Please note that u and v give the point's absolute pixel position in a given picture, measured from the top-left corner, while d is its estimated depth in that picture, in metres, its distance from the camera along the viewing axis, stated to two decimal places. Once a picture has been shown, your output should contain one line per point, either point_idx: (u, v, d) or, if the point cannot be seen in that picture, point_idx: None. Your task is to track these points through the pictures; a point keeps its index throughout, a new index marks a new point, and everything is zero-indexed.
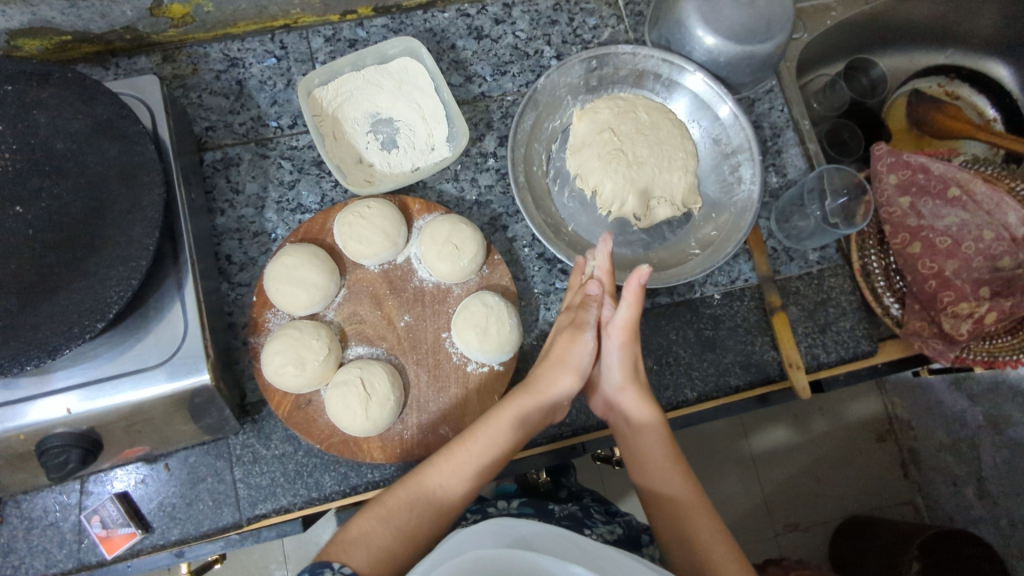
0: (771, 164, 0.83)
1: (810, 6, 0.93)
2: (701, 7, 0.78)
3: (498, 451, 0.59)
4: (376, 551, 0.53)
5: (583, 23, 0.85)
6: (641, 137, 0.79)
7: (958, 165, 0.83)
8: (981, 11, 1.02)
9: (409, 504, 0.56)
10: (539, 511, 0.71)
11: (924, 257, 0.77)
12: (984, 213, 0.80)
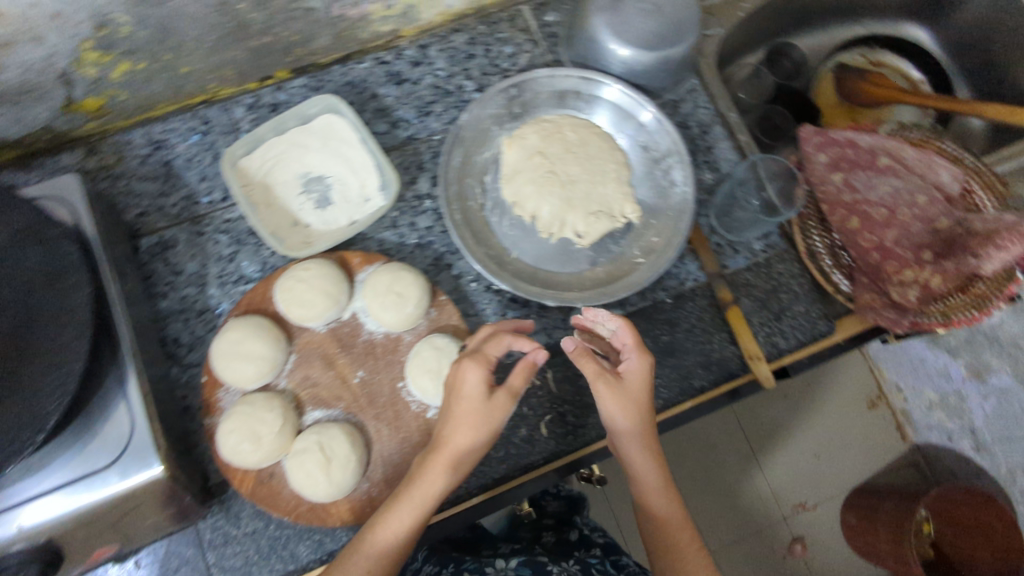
0: (704, 161, 0.84)
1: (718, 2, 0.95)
2: (610, 22, 0.79)
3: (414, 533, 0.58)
4: None
5: (499, 53, 0.86)
6: (571, 156, 0.80)
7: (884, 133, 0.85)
8: None
9: None
10: (539, 569, 0.78)
11: (863, 231, 0.78)
12: (914, 175, 0.81)
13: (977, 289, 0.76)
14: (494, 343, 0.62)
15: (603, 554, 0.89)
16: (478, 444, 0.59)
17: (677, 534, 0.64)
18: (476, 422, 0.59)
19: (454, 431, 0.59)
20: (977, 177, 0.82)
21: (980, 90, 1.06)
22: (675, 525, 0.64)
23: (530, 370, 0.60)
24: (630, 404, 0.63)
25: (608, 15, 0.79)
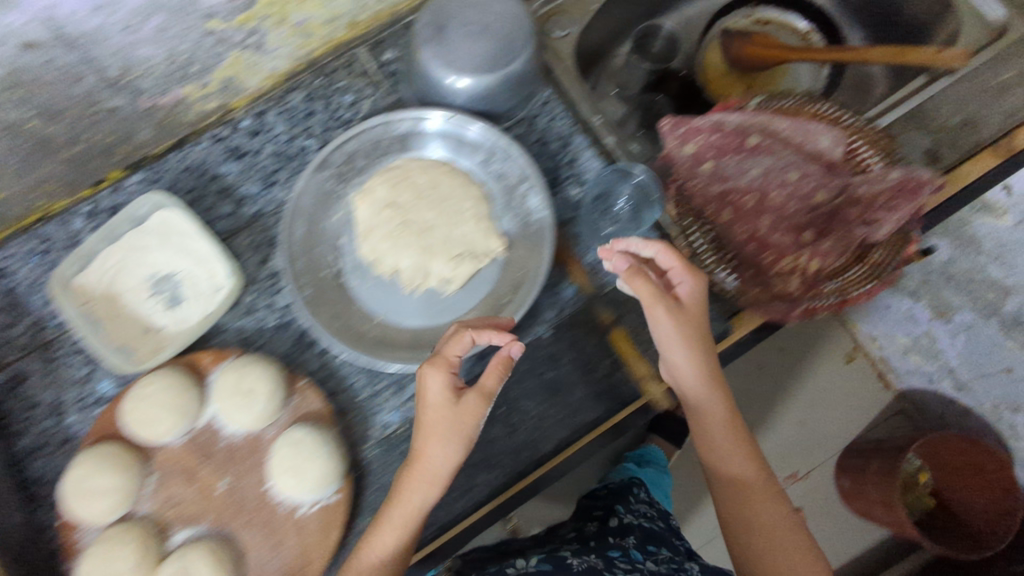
0: (567, 177, 0.79)
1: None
2: (439, 55, 0.74)
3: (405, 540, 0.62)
4: None
5: (339, 104, 0.82)
6: (423, 201, 0.76)
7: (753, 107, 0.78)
8: None
9: None
10: (556, 565, 0.81)
11: (736, 222, 0.72)
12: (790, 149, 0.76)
13: (874, 258, 0.72)
14: (455, 344, 0.62)
15: (637, 542, 0.90)
16: (452, 456, 0.61)
17: (752, 486, 0.68)
18: (443, 433, 0.61)
19: (429, 444, 0.61)
20: (865, 131, 0.75)
21: (872, 30, 0.99)
22: (729, 443, 0.68)
23: (503, 367, 0.61)
24: (693, 339, 0.63)
25: (434, 47, 0.74)
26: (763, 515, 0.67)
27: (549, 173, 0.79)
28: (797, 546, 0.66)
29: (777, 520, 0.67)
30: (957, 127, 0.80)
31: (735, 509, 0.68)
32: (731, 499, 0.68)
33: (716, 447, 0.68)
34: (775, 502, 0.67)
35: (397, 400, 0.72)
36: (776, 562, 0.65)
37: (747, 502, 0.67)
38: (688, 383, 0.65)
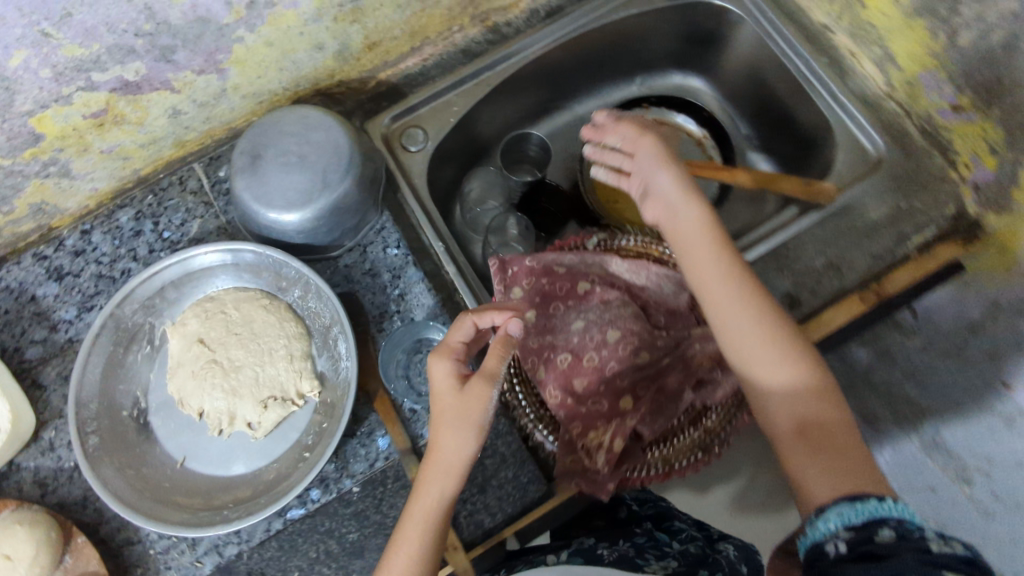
0: (395, 314, 0.74)
1: (427, 109, 0.84)
2: (250, 187, 0.70)
3: (436, 522, 0.59)
4: None
5: (168, 224, 0.78)
6: (234, 337, 0.72)
7: (590, 250, 0.75)
8: (649, 34, 0.91)
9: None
10: (588, 557, 0.72)
11: (551, 383, 0.68)
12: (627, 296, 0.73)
13: (710, 423, 0.69)
14: (456, 329, 0.62)
15: (655, 524, 0.82)
16: (464, 443, 0.58)
17: (737, 343, 0.58)
18: (452, 421, 0.59)
19: (440, 436, 0.59)
20: None
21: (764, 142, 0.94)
22: (770, 351, 0.58)
23: (503, 344, 0.59)
24: (681, 196, 0.64)
25: (245, 178, 0.70)
26: (776, 362, 0.57)
27: (376, 308, 0.74)
28: (805, 421, 0.56)
29: (785, 372, 0.57)
30: (819, 270, 0.74)
31: (732, 346, 0.59)
32: (771, 405, 0.58)
33: (739, 338, 0.59)
34: (822, 408, 0.56)
35: (189, 556, 0.69)
36: (782, 406, 0.57)
37: (754, 349, 0.58)
38: (679, 242, 0.64)
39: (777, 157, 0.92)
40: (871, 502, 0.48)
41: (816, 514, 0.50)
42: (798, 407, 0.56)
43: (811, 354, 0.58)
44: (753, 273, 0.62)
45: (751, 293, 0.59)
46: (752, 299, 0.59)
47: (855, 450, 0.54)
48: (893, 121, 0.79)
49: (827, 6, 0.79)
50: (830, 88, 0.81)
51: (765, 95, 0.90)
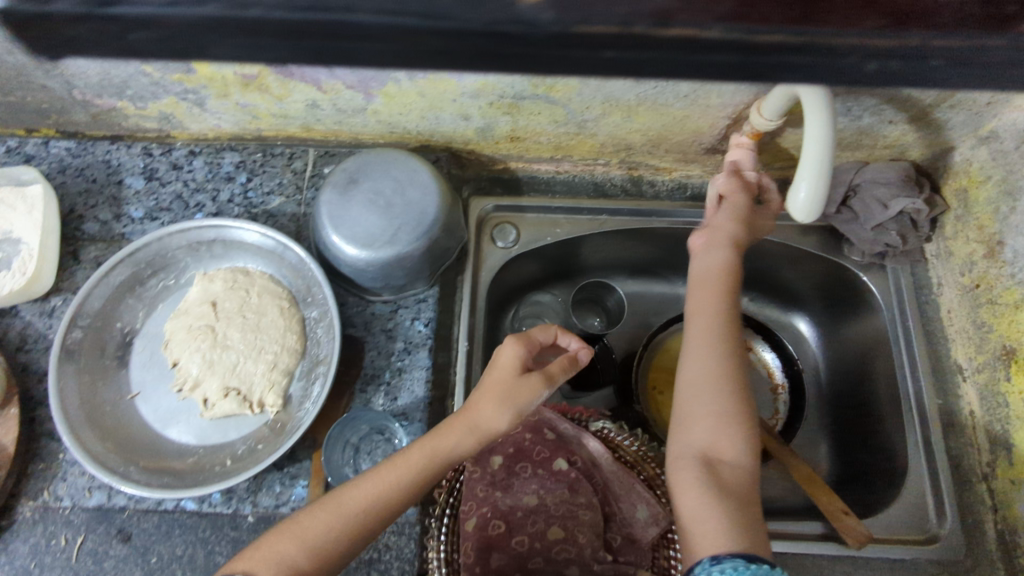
0: (383, 385, 0.72)
1: (532, 216, 0.85)
2: (331, 204, 0.72)
3: (427, 478, 0.58)
4: (319, 543, 0.54)
5: (258, 187, 0.82)
6: (240, 318, 0.72)
7: (590, 431, 0.70)
8: (778, 263, 0.86)
9: (362, 507, 0.56)
10: None
11: (468, 538, 0.61)
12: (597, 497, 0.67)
13: None
14: (541, 330, 0.66)
15: None
16: (501, 417, 0.58)
17: (703, 359, 0.62)
18: (499, 394, 0.59)
19: (481, 401, 0.60)
20: None
21: (839, 429, 0.84)
22: (716, 410, 0.59)
23: (572, 363, 0.64)
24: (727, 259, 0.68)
25: (333, 193, 0.73)
26: (702, 424, 0.59)
27: (371, 368, 0.73)
28: (716, 454, 0.58)
29: (715, 401, 0.60)
30: None
31: (682, 397, 0.62)
32: (688, 442, 0.59)
33: (693, 376, 0.62)
34: (740, 455, 0.58)
35: (84, 481, 0.69)
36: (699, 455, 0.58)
37: (691, 397, 0.61)
38: (696, 283, 0.67)
39: (842, 454, 0.82)
40: (764, 567, 0.50)
41: (711, 559, 0.51)
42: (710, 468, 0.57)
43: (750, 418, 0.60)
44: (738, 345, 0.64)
45: (722, 346, 0.63)
46: (720, 367, 0.61)
47: (756, 522, 0.55)
48: (974, 505, 0.69)
49: (971, 351, 0.72)
50: (928, 432, 0.72)
51: (863, 387, 0.81)
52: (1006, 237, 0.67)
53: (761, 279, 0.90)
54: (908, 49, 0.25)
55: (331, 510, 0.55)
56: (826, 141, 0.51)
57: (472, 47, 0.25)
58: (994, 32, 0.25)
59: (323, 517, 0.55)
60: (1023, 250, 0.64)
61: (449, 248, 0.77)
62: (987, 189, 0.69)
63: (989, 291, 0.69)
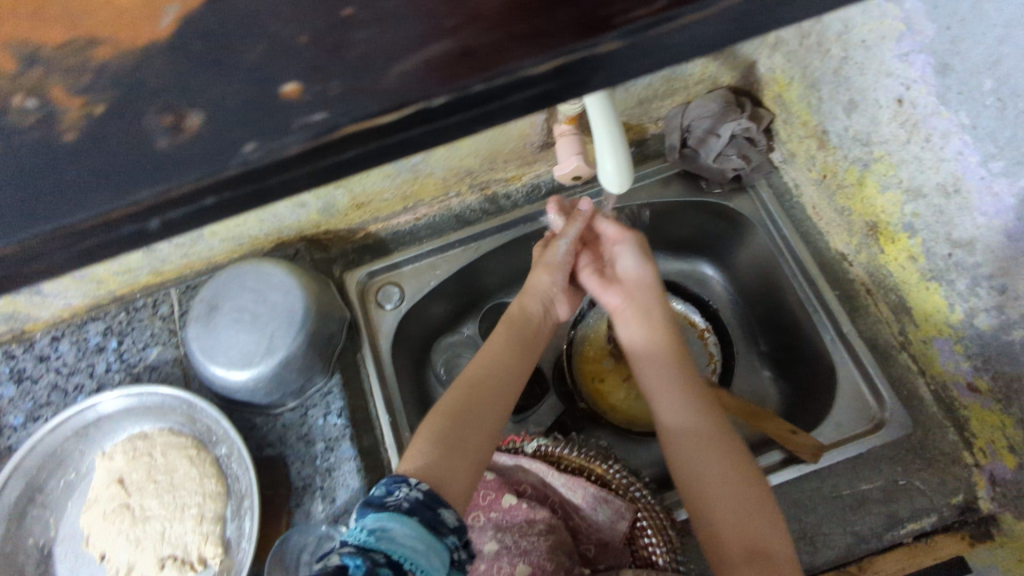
0: (318, 491, 0.70)
1: (413, 267, 0.87)
2: (198, 338, 0.70)
3: (521, 343, 0.70)
4: (445, 412, 0.63)
5: (132, 346, 0.79)
6: (152, 485, 0.69)
7: (527, 455, 0.69)
8: (655, 222, 0.87)
9: (477, 377, 0.66)
10: None
11: None
12: (557, 515, 0.66)
13: None
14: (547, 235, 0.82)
15: None
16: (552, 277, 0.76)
17: (705, 457, 0.60)
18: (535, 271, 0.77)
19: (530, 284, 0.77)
20: (652, 512, 0.64)
21: (775, 350, 0.85)
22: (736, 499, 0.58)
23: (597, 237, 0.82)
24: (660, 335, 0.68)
25: (198, 327, 0.70)
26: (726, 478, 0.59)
27: (301, 480, 0.71)
28: (754, 549, 0.56)
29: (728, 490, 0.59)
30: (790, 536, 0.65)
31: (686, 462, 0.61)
32: (714, 494, 0.59)
33: (696, 473, 0.60)
34: (773, 538, 0.56)
35: None
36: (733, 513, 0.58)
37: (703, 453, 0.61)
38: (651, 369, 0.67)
39: (784, 371, 0.84)
40: None
41: None
42: (753, 519, 0.57)
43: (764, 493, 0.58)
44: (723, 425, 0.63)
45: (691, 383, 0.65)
46: (723, 453, 0.60)
47: None
48: (904, 377, 0.70)
49: (846, 237, 0.74)
50: (839, 324, 0.74)
51: (775, 303, 0.83)
52: (827, 124, 0.69)
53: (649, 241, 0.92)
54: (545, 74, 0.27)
55: (456, 389, 0.65)
56: (617, 136, 0.52)
57: (136, 232, 0.27)
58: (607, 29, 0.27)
59: (450, 395, 0.64)
60: (844, 130, 0.67)
61: (332, 334, 0.76)
62: (794, 88, 0.71)
63: (835, 177, 0.72)
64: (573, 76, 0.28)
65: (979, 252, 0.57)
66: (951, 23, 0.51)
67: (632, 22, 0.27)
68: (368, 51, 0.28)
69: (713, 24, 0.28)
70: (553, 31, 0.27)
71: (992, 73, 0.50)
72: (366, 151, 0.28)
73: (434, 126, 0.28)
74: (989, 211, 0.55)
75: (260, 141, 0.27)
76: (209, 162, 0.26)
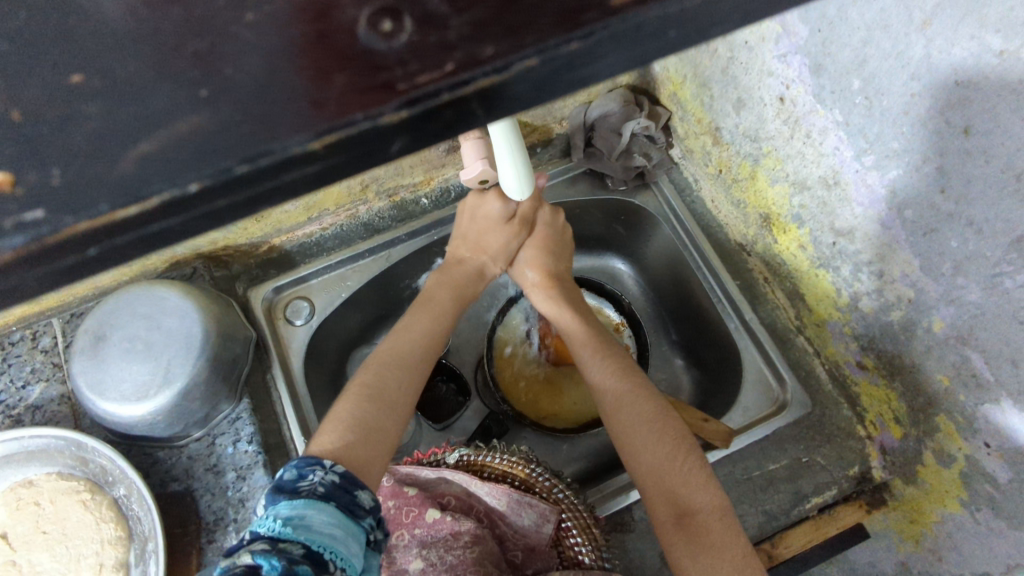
0: (231, 524, 0.67)
1: (323, 279, 0.84)
2: (84, 372, 0.64)
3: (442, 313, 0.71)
4: (363, 386, 0.61)
5: (8, 385, 0.71)
6: (41, 537, 0.63)
7: (447, 468, 0.68)
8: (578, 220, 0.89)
9: (404, 349, 0.66)
10: None
11: None
12: (483, 525, 0.66)
13: None
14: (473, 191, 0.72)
15: None
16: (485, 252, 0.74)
17: (636, 431, 0.63)
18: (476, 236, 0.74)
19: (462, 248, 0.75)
20: (576, 513, 0.64)
21: (684, 339, 0.88)
22: (663, 458, 0.60)
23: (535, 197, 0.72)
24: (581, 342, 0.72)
25: (85, 358, 0.64)
26: (674, 465, 0.60)
27: (212, 514, 0.67)
28: (677, 500, 0.58)
29: (654, 451, 0.61)
30: None
31: (631, 425, 0.63)
32: (642, 455, 0.61)
33: (630, 437, 0.63)
34: (699, 491, 0.58)
35: None
36: (654, 459, 0.61)
37: (645, 425, 0.63)
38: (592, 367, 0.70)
39: (697, 358, 0.87)
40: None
41: None
42: (693, 474, 0.59)
43: (691, 456, 0.60)
44: (654, 400, 0.65)
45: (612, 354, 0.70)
46: (656, 429, 0.62)
47: (741, 543, 0.56)
48: (801, 358, 0.75)
49: (742, 229, 0.78)
50: (742, 313, 0.78)
51: (684, 294, 0.86)
52: (719, 122, 0.73)
53: None
54: (411, 123, 0.20)
55: (352, 397, 0.60)
56: (520, 148, 0.52)
57: None
58: (471, 56, 0.20)
59: (346, 404, 0.59)
60: (735, 128, 0.71)
61: (240, 355, 0.73)
62: (687, 87, 0.76)
63: (729, 172, 0.75)
64: (363, 151, 0.21)
65: (858, 240, 0.61)
66: (819, 25, 0.54)
67: (419, 88, 0.20)
68: (217, 99, 0.20)
69: (571, 65, 0.21)
70: (324, 104, 0.20)
71: (859, 72, 0.53)
72: (216, 208, 0.20)
73: (285, 180, 0.20)
74: (865, 203, 0.58)
75: (95, 204, 0.19)
76: (34, 233, 0.19)
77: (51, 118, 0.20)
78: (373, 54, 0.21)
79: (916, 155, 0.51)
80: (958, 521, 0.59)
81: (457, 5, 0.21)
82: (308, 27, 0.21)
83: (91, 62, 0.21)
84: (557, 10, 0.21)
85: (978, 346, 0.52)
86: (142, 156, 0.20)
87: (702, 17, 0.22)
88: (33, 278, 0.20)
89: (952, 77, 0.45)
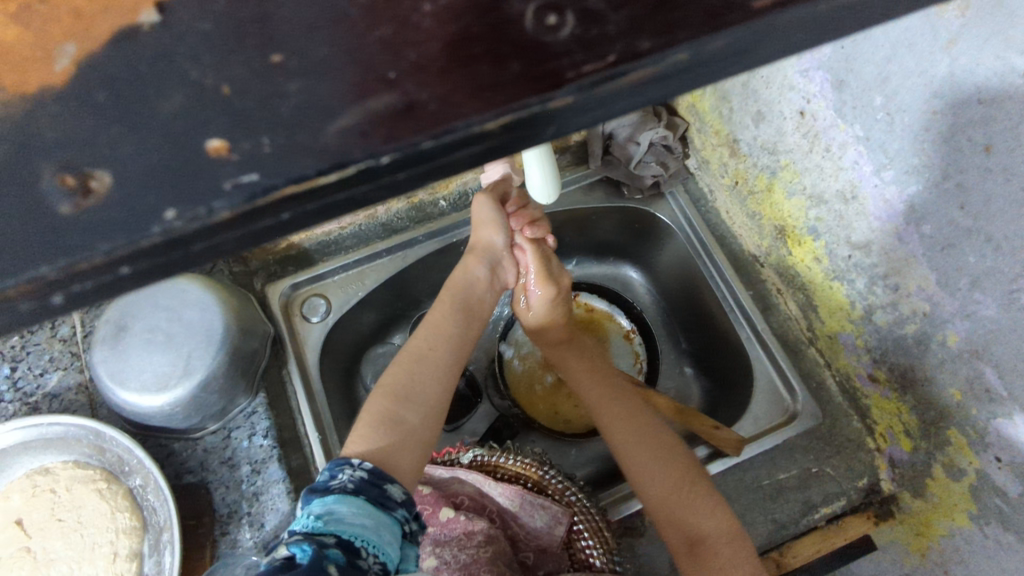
0: (244, 517, 0.67)
1: (342, 275, 0.85)
2: (104, 362, 0.64)
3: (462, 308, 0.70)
4: (399, 381, 0.62)
5: (26, 372, 0.72)
6: (56, 525, 0.63)
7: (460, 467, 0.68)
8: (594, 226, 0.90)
9: (430, 349, 0.66)
10: None
11: None
12: (495, 525, 0.66)
13: None
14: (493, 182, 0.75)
15: None
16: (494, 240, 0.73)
17: (647, 465, 0.65)
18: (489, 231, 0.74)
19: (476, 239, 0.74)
20: (588, 516, 0.64)
21: (695, 348, 0.89)
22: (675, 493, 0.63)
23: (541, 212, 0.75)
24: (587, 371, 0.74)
25: (105, 348, 0.64)
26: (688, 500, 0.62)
27: (225, 507, 0.68)
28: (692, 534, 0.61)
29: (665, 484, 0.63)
30: None
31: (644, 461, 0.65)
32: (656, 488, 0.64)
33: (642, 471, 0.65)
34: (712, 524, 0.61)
35: None
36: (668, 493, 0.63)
37: (655, 459, 0.65)
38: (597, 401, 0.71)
39: (706, 367, 0.88)
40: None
41: None
42: (707, 509, 0.62)
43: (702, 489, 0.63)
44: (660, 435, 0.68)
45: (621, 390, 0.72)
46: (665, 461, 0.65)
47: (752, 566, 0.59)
48: (813, 370, 0.76)
49: (757, 241, 0.79)
50: (754, 324, 0.79)
51: (697, 303, 0.86)
52: (738, 134, 0.74)
53: (574, 244, 0.93)
54: (570, 108, 0.23)
55: (378, 398, 0.60)
56: (549, 161, 0.53)
57: None
58: (625, 51, 0.23)
59: (372, 404, 0.60)
60: (753, 141, 0.72)
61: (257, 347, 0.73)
62: (707, 99, 0.77)
63: (746, 184, 0.76)
64: (524, 134, 0.23)
65: (875, 253, 0.62)
66: (843, 42, 0.56)
67: (587, 76, 0.22)
68: (404, 81, 0.22)
69: (711, 61, 0.24)
70: (502, 87, 0.22)
71: (881, 89, 0.54)
72: (397, 180, 0.22)
73: (456, 157, 0.22)
74: (881, 216, 0.60)
75: (301, 169, 0.21)
76: (249, 192, 0.21)
77: (252, 93, 0.22)
78: (543, 45, 0.23)
79: (936, 171, 0.52)
80: (967, 535, 0.60)
81: (613, 2, 0.24)
82: (479, 19, 0.23)
83: (290, 44, 0.23)
84: (703, 8, 0.23)
85: (992, 361, 0.53)
86: (338, 135, 0.22)
87: (818, 24, 0.24)
88: (231, 239, 0.22)
89: (976, 95, 0.46)
